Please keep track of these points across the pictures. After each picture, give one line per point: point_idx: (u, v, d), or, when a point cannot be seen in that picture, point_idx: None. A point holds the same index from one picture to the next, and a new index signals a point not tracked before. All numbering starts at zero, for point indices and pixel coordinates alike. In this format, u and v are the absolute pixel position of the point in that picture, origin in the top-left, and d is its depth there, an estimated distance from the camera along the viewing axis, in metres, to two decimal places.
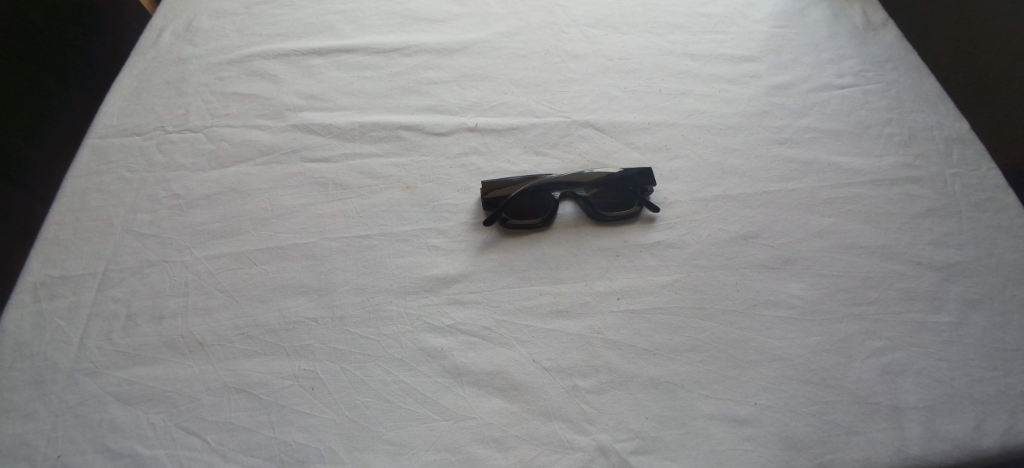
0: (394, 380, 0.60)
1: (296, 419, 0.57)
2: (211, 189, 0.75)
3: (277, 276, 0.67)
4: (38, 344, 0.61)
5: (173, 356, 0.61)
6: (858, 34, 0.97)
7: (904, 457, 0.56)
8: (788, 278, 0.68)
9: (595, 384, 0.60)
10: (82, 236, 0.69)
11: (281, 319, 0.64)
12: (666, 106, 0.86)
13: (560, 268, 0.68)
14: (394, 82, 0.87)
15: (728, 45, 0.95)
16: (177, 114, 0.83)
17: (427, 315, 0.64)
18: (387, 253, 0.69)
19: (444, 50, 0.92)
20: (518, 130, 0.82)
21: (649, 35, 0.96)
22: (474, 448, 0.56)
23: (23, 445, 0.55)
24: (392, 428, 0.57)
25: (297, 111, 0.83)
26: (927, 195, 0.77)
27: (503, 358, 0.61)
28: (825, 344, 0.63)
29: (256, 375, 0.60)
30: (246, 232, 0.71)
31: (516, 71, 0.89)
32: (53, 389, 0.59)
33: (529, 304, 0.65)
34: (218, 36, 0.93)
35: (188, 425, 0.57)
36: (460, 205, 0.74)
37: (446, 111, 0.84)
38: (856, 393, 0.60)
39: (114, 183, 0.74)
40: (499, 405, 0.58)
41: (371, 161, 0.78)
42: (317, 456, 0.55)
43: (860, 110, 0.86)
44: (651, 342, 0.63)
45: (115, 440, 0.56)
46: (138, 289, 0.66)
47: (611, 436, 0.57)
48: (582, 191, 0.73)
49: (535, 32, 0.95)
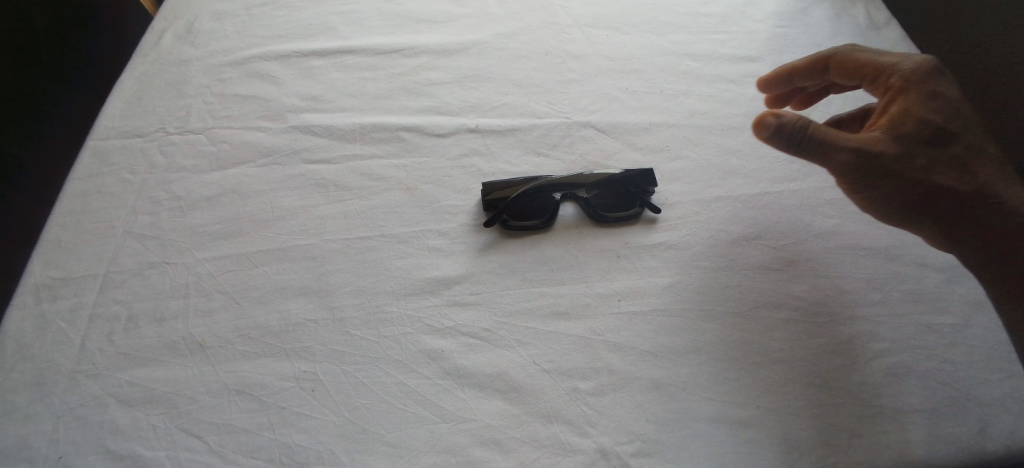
0: (393, 382, 0.60)
1: (295, 421, 0.57)
2: (212, 190, 0.75)
3: (277, 277, 0.67)
4: (39, 346, 0.61)
5: (174, 357, 0.61)
6: (861, 33, 0.97)
7: (908, 461, 0.56)
8: (790, 279, 0.68)
9: (596, 386, 0.59)
10: (81, 238, 0.69)
11: (281, 321, 0.64)
12: (666, 106, 0.85)
13: (560, 270, 0.68)
14: (394, 83, 0.87)
15: (729, 45, 0.94)
16: (178, 115, 0.82)
17: (428, 317, 0.64)
18: (387, 255, 0.69)
19: (444, 51, 0.91)
20: (518, 130, 0.82)
21: (649, 35, 0.95)
22: (475, 450, 0.56)
23: (24, 446, 0.56)
24: (391, 430, 0.57)
25: (297, 112, 0.83)
26: None
27: (503, 359, 0.61)
28: (827, 347, 0.63)
29: (256, 377, 0.60)
30: (247, 233, 0.71)
31: (516, 72, 0.89)
32: (54, 391, 0.59)
33: (530, 306, 0.65)
34: (219, 38, 0.93)
35: (188, 427, 0.57)
36: (461, 205, 0.74)
37: (446, 112, 0.84)
38: (859, 395, 0.60)
39: (115, 185, 0.74)
40: (499, 407, 0.58)
41: (372, 163, 0.77)
42: (316, 458, 0.56)
43: None
44: (652, 344, 0.62)
45: (115, 442, 0.56)
46: (138, 291, 0.66)
47: (611, 439, 0.57)
48: (583, 192, 0.73)
49: (535, 33, 0.95)
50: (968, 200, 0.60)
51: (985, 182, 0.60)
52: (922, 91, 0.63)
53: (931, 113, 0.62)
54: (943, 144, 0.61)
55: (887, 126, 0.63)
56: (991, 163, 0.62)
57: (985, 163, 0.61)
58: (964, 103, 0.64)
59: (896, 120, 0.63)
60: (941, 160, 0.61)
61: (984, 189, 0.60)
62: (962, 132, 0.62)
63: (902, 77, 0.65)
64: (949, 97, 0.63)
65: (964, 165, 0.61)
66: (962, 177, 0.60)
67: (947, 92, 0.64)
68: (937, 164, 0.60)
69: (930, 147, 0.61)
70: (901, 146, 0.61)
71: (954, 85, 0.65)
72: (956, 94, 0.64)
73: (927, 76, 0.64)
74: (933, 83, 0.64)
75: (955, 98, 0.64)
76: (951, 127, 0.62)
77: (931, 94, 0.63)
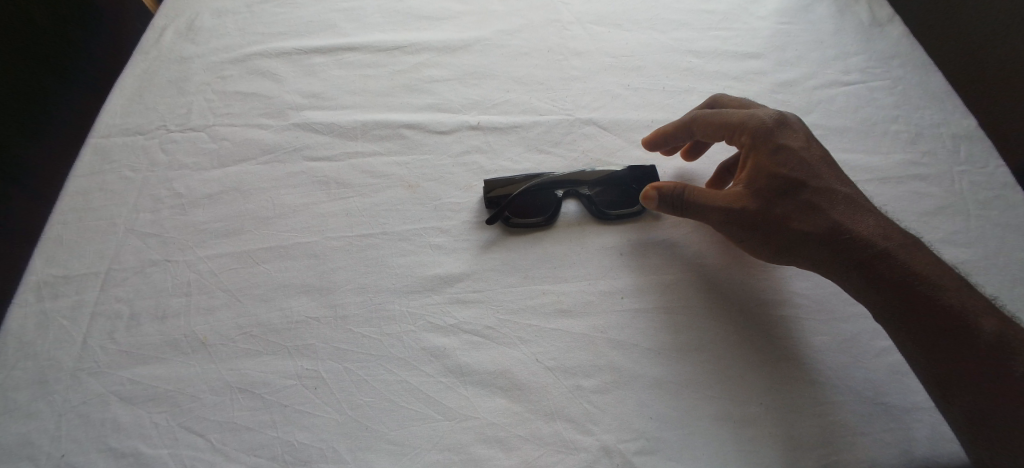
0: (395, 380, 0.60)
1: (298, 419, 0.58)
2: (214, 188, 0.75)
3: (279, 274, 0.67)
4: (41, 344, 0.61)
5: (176, 355, 0.62)
6: (864, 29, 0.96)
7: (909, 459, 0.56)
8: (794, 275, 0.67)
9: (598, 384, 0.59)
10: (82, 236, 0.69)
11: (283, 319, 0.64)
12: (668, 104, 0.85)
13: (562, 268, 0.68)
14: (395, 81, 0.87)
15: (732, 42, 0.94)
16: (179, 113, 0.82)
17: (430, 315, 0.64)
18: (389, 252, 0.68)
19: (446, 48, 0.91)
20: (520, 128, 0.82)
21: (652, 32, 0.95)
22: (477, 448, 0.56)
23: (27, 444, 0.56)
24: (394, 427, 0.57)
25: (299, 109, 0.83)
26: (934, 192, 0.76)
27: (505, 357, 0.61)
28: (830, 344, 0.62)
29: (258, 374, 0.60)
30: (249, 231, 0.71)
31: (518, 70, 0.89)
32: (56, 389, 0.59)
33: (532, 303, 0.65)
34: (220, 35, 0.92)
35: (191, 424, 0.58)
36: (463, 203, 0.73)
37: (448, 109, 0.83)
38: (861, 393, 0.59)
39: (116, 183, 0.74)
40: (501, 405, 0.58)
41: (373, 160, 0.77)
42: (319, 456, 0.56)
43: (867, 107, 0.86)
44: (655, 342, 0.62)
45: (117, 440, 0.57)
46: (140, 289, 0.66)
47: (614, 437, 0.57)
48: (585, 189, 0.73)
49: (537, 30, 0.94)
50: (825, 241, 0.61)
51: (837, 220, 0.62)
52: (766, 146, 0.66)
53: (776, 165, 0.65)
54: (793, 191, 0.64)
55: (744, 180, 0.66)
56: (843, 201, 0.63)
57: (837, 202, 0.63)
58: (812, 149, 0.67)
59: (751, 177, 0.66)
60: (794, 207, 0.63)
61: (836, 227, 0.61)
62: (811, 177, 0.64)
63: (749, 135, 0.68)
64: (794, 147, 0.66)
65: (814, 208, 0.63)
66: (812, 219, 0.62)
67: (794, 142, 0.66)
68: (792, 212, 0.63)
69: (782, 197, 0.64)
70: (759, 201, 0.64)
71: (800, 134, 0.68)
72: (802, 142, 0.67)
73: (770, 131, 0.67)
74: (779, 137, 0.67)
75: (800, 145, 0.66)
76: (799, 173, 0.64)
77: (778, 147, 0.66)
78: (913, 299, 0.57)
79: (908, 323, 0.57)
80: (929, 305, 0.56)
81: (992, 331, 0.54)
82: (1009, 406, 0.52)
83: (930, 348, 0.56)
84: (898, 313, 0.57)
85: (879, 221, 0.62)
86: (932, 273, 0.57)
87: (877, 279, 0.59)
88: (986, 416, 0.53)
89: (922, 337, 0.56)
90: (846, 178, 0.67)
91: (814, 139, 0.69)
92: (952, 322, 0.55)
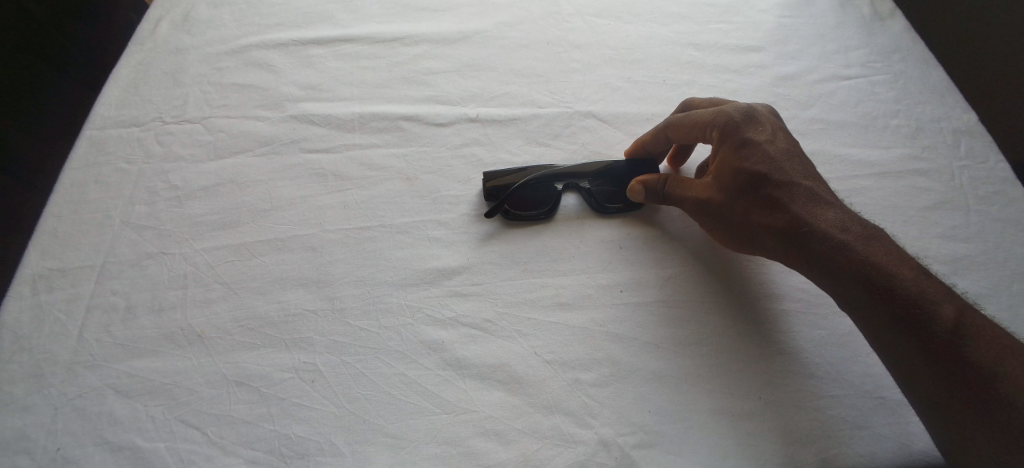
0: (394, 373, 0.59)
1: (296, 412, 0.57)
2: (211, 181, 0.74)
3: (276, 267, 0.66)
4: (36, 337, 0.61)
5: (173, 348, 0.61)
6: (867, 23, 0.95)
7: (907, 453, 0.56)
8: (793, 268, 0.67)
9: (597, 377, 0.59)
10: (78, 229, 0.69)
11: (280, 312, 0.63)
12: (668, 97, 0.85)
13: (561, 261, 0.67)
14: (394, 73, 0.86)
15: (733, 35, 0.93)
16: (176, 105, 0.81)
17: (428, 307, 0.63)
18: (387, 245, 0.68)
19: (444, 40, 0.90)
20: (519, 120, 0.81)
21: (652, 24, 0.94)
22: (476, 441, 0.56)
23: (22, 438, 0.56)
24: (392, 421, 0.57)
25: (296, 102, 0.82)
26: (934, 186, 0.76)
27: (504, 350, 0.61)
28: (830, 338, 0.62)
29: (256, 368, 0.60)
30: (246, 224, 0.70)
31: (517, 62, 0.88)
32: (52, 382, 0.58)
33: (531, 296, 0.64)
34: (216, 26, 0.91)
35: (188, 417, 0.57)
36: (461, 196, 0.73)
37: (446, 101, 0.83)
38: (861, 387, 0.59)
39: (112, 175, 0.74)
40: (499, 399, 0.58)
41: (371, 152, 0.77)
42: (317, 449, 0.56)
43: (868, 101, 0.85)
44: (653, 336, 0.62)
45: (115, 433, 0.56)
46: (137, 282, 0.65)
47: (613, 430, 0.56)
48: (585, 183, 0.73)
49: (537, 22, 0.93)
50: (787, 236, 0.61)
51: (797, 214, 0.61)
52: (732, 142, 0.66)
53: (739, 160, 0.65)
54: (757, 186, 0.64)
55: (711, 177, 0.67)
56: (805, 194, 0.63)
57: (798, 196, 0.63)
58: (778, 143, 0.66)
59: (717, 173, 0.66)
60: (755, 202, 0.63)
61: (795, 221, 0.61)
62: (775, 171, 0.64)
63: (716, 131, 0.67)
64: (759, 141, 0.65)
65: (774, 203, 0.63)
66: (773, 212, 0.63)
67: (759, 137, 0.66)
68: (753, 206, 0.63)
69: (744, 193, 0.64)
70: (722, 197, 0.65)
71: (767, 128, 0.67)
72: (768, 135, 0.66)
73: (735, 127, 0.66)
74: (745, 131, 0.66)
75: (766, 139, 0.66)
76: (761, 168, 0.64)
77: (744, 142, 0.66)
78: (869, 290, 0.56)
79: (871, 316, 0.56)
80: (887, 296, 0.55)
81: (948, 319, 0.53)
82: (965, 390, 0.51)
83: (891, 340, 0.55)
84: (859, 306, 0.57)
85: (840, 214, 0.61)
86: (892, 265, 0.56)
87: (838, 271, 0.58)
88: (943, 400, 0.52)
89: (882, 330, 0.56)
90: (812, 170, 0.66)
91: (783, 131, 0.68)
92: (909, 312, 0.54)
